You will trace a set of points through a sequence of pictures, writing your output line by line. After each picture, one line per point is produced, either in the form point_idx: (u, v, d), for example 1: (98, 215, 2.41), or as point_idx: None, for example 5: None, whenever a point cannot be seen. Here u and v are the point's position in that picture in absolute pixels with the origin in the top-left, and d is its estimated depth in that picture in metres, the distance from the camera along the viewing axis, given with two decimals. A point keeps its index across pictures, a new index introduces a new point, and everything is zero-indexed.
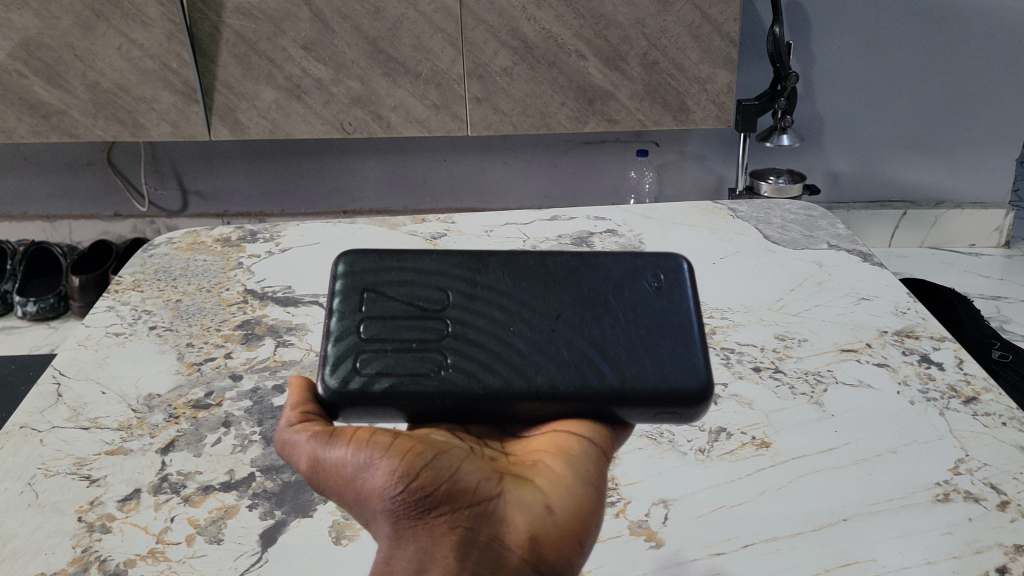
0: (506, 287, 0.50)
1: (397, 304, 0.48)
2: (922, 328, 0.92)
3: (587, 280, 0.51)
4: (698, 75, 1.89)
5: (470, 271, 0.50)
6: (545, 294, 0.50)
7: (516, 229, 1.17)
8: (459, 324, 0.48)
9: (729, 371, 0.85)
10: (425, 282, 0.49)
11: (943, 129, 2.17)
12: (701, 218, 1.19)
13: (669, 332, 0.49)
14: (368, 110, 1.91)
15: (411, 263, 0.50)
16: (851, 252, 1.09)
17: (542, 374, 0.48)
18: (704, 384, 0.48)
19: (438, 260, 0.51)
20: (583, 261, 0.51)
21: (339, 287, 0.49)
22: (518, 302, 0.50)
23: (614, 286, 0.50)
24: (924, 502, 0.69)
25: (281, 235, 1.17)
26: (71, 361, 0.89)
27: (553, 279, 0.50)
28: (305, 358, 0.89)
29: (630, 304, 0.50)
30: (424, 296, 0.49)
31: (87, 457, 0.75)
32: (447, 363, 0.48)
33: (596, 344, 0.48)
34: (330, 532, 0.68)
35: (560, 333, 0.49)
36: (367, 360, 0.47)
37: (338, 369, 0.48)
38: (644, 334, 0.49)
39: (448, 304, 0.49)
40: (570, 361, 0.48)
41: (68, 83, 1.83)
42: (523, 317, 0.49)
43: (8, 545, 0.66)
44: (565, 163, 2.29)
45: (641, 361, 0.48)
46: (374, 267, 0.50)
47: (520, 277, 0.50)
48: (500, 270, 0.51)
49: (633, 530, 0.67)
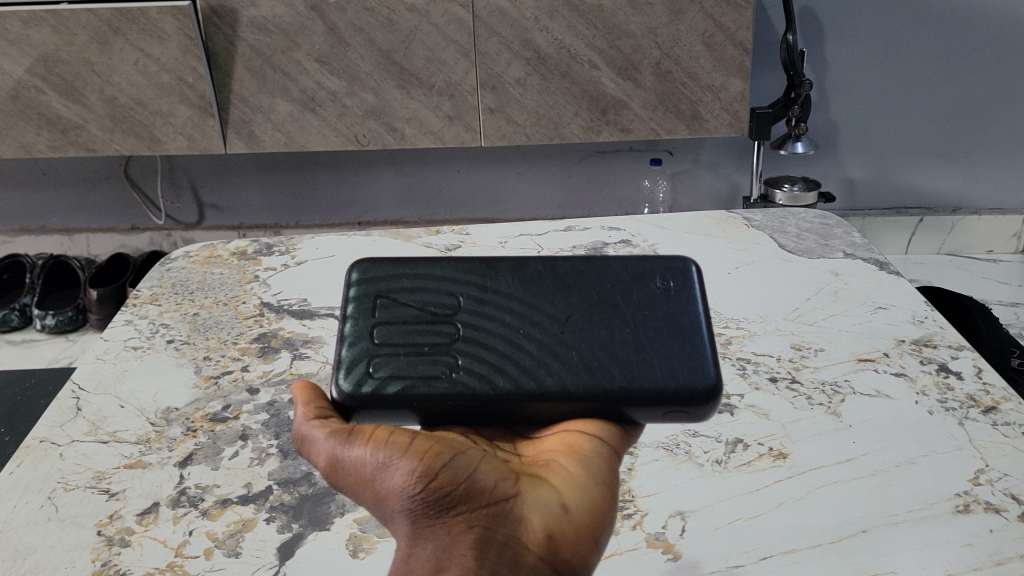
0: (516, 292, 0.51)
1: (409, 309, 0.50)
2: (940, 337, 0.91)
3: (596, 284, 0.52)
4: (711, 83, 1.89)
5: (481, 276, 0.52)
6: (556, 297, 0.51)
7: (530, 239, 1.18)
8: (471, 329, 0.49)
9: (745, 382, 0.85)
10: (437, 288, 0.51)
11: (958, 135, 2.16)
12: (716, 227, 1.19)
13: (677, 332, 0.50)
14: (382, 122, 1.91)
15: (422, 270, 0.51)
16: (868, 261, 1.08)
17: (550, 375, 0.48)
18: (712, 384, 0.49)
19: (449, 267, 0.52)
20: (592, 265, 0.53)
21: (353, 293, 0.51)
22: (529, 304, 0.51)
23: (622, 290, 0.51)
24: (943, 513, 0.68)
25: (297, 248, 1.18)
26: (90, 375, 0.90)
27: (563, 284, 0.52)
28: (322, 371, 0.90)
29: (638, 306, 0.51)
30: (438, 304, 0.50)
31: (106, 470, 0.76)
32: (458, 364, 0.48)
33: (605, 347, 0.49)
34: (347, 546, 0.68)
35: (571, 334, 0.50)
36: (381, 363, 0.48)
37: (351, 371, 0.48)
38: (652, 334, 0.50)
39: (459, 308, 0.50)
40: (581, 363, 0.49)
41: (85, 99, 1.85)
42: (532, 320, 0.50)
43: (29, 559, 0.66)
44: (578, 172, 2.29)
45: (650, 362, 0.49)
46: (386, 274, 0.51)
47: (530, 282, 0.52)
48: (511, 275, 0.52)
49: (650, 542, 0.67)
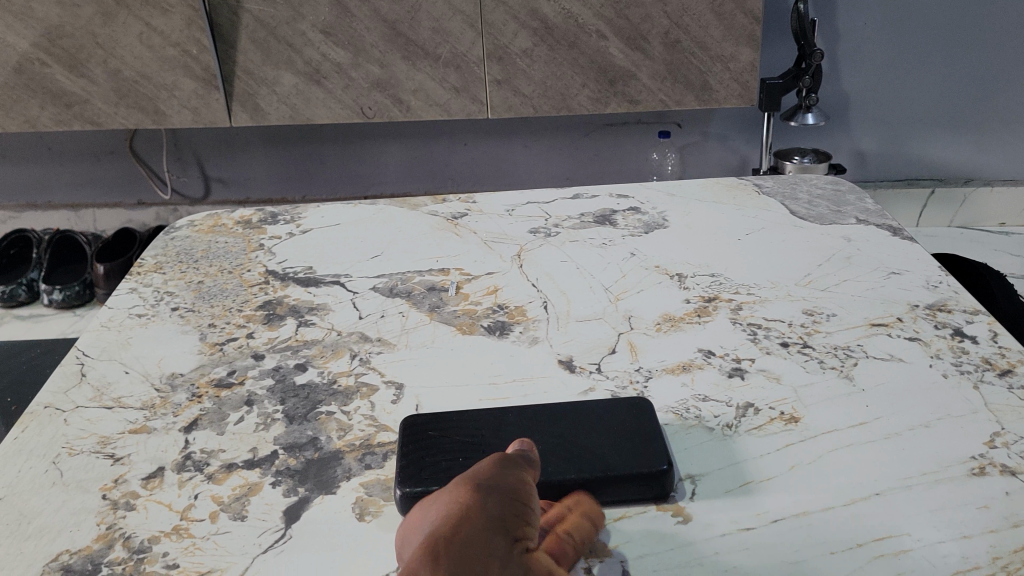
0: (523, 420, 0.72)
1: (448, 441, 0.70)
2: (955, 301, 0.90)
3: (578, 414, 0.72)
4: (721, 53, 1.87)
5: (498, 416, 0.73)
6: (550, 425, 0.71)
7: (538, 207, 1.16)
8: (491, 446, 0.69)
9: (756, 347, 0.84)
10: (466, 428, 0.71)
11: (970, 107, 2.16)
12: (725, 194, 1.18)
13: (641, 436, 0.70)
14: (388, 95, 1.89)
15: (456, 419, 0.72)
16: (881, 227, 1.06)
17: (553, 468, 0.67)
18: (664, 469, 0.66)
19: (470, 416, 0.73)
20: (576, 404, 0.74)
21: (405, 434, 0.71)
22: (534, 427, 0.71)
23: (599, 414, 0.72)
24: (957, 476, 0.67)
25: (302, 217, 1.17)
26: (94, 343, 0.89)
27: (553, 417, 0.72)
28: (327, 338, 0.89)
29: (611, 425, 0.71)
30: (466, 431, 0.71)
31: (111, 436, 0.75)
32: (477, 466, 0.67)
33: (586, 447, 0.69)
34: (353, 509, 0.67)
35: (561, 444, 0.69)
36: (424, 469, 0.67)
37: (404, 480, 0.66)
38: (619, 437, 0.70)
39: (482, 437, 0.70)
40: (569, 464, 0.67)
41: (90, 72, 1.83)
42: (535, 434, 0.70)
43: (33, 523, 0.66)
44: (586, 145, 2.28)
45: (622, 454, 0.68)
46: (430, 418, 0.73)
47: (532, 417, 0.72)
48: (520, 413, 0.73)
49: (660, 505, 0.66)
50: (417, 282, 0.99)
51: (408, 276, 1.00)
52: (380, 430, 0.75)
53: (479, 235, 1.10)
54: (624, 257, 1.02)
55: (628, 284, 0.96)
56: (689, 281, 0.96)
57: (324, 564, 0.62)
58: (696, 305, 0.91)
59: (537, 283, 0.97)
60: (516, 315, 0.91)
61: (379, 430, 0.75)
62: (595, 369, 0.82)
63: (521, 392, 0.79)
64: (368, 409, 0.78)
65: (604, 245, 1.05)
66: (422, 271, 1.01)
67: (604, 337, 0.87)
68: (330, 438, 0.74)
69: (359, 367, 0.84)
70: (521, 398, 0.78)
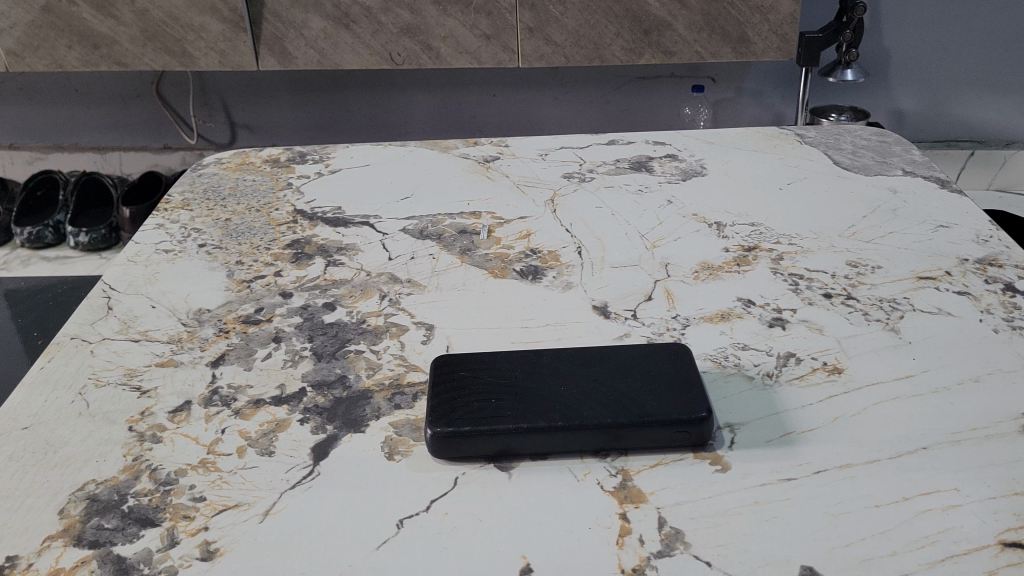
0: (558, 364, 0.70)
1: (480, 384, 0.68)
2: (1006, 256, 0.86)
3: (614, 358, 0.70)
4: (761, 3, 1.82)
5: (532, 358, 0.71)
6: (585, 369, 0.69)
7: (572, 153, 1.14)
8: (525, 389, 0.68)
9: (798, 297, 0.81)
10: (500, 369, 0.69)
11: (1015, 67, 2.09)
12: (765, 143, 1.14)
13: (677, 383, 0.67)
14: (417, 41, 1.85)
15: (490, 360, 0.71)
16: (929, 179, 1.02)
17: (588, 412, 0.65)
18: (704, 416, 0.64)
19: (504, 357, 0.71)
20: (611, 348, 0.72)
21: (437, 374, 0.69)
22: (569, 370, 0.69)
23: (634, 359, 0.70)
24: (1008, 433, 0.64)
25: (331, 157, 1.15)
26: (122, 277, 0.88)
27: (586, 360, 0.70)
28: (356, 278, 0.87)
29: (647, 371, 0.69)
30: (499, 372, 0.69)
31: (137, 368, 0.74)
32: (510, 412, 0.65)
33: (623, 393, 0.67)
34: (382, 448, 0.65)
35: (598, 388, 0.67)
36: (456, 413, 0.65)
37: (437, 420, 0.65)
38: (657, 385, 0.67)
39: (516, 378, 0.69)
40: (605, 409, 0.65)
41: (117, 11, 1.80)
42: (569, 377, 0.68)
43: (59, 453, 0.65)
44: (617, 97, 2.23)
45: (657, 400, 0.66)
46: (464, 358, 0.71)
47: (566, 360, 0.70)
48: (555, 356, 0.71)
49: (698, 454, 0.64)
50: (448, 225, 0.96)
51: (438, 218, 0.98)
52: (409, 369, 0.74)
53: (512, 178, 1.07)
54: (661, 205, 0.99)
55: (665, 231, 0.93)
56: (728, 230, 0.93)
57: (350, 502, 0.60)
58: (736, 254, 0.89)
59: (571, 228, 0.95)
60: (550, 260, 0.89)
61: (408, 369, 0.74)
62: (630, 315, 0.79)
63: (554, 335, 0.77)
64: (397, 348, 0.76)
65: (641, 191, 1.02)
66: (453, 214, 0.99)
67: (640, 284, 0.84)
68: (359, 377, 0.73)
69: (389, 308, 0.82)
70: (555, 342, 0.76)
